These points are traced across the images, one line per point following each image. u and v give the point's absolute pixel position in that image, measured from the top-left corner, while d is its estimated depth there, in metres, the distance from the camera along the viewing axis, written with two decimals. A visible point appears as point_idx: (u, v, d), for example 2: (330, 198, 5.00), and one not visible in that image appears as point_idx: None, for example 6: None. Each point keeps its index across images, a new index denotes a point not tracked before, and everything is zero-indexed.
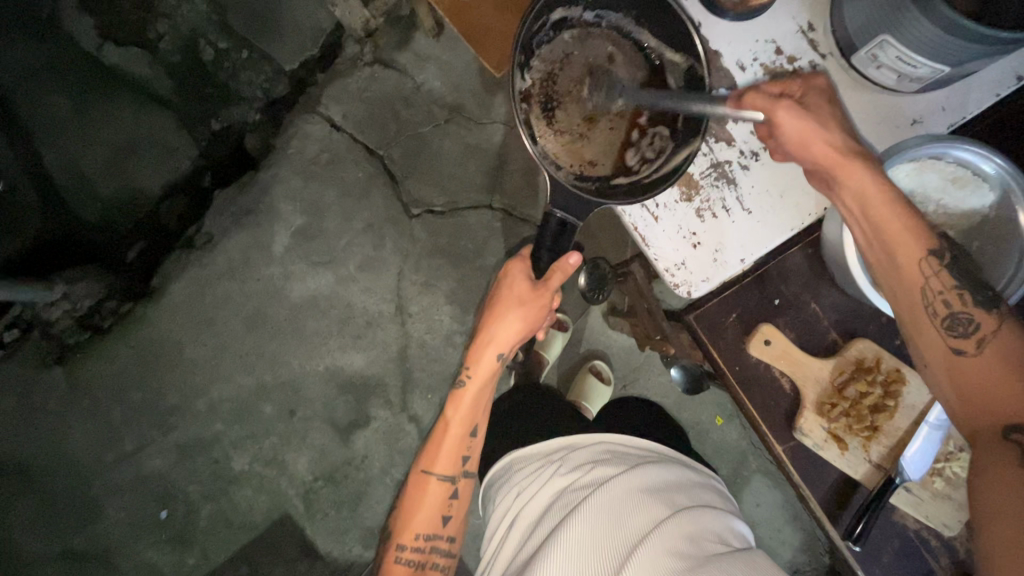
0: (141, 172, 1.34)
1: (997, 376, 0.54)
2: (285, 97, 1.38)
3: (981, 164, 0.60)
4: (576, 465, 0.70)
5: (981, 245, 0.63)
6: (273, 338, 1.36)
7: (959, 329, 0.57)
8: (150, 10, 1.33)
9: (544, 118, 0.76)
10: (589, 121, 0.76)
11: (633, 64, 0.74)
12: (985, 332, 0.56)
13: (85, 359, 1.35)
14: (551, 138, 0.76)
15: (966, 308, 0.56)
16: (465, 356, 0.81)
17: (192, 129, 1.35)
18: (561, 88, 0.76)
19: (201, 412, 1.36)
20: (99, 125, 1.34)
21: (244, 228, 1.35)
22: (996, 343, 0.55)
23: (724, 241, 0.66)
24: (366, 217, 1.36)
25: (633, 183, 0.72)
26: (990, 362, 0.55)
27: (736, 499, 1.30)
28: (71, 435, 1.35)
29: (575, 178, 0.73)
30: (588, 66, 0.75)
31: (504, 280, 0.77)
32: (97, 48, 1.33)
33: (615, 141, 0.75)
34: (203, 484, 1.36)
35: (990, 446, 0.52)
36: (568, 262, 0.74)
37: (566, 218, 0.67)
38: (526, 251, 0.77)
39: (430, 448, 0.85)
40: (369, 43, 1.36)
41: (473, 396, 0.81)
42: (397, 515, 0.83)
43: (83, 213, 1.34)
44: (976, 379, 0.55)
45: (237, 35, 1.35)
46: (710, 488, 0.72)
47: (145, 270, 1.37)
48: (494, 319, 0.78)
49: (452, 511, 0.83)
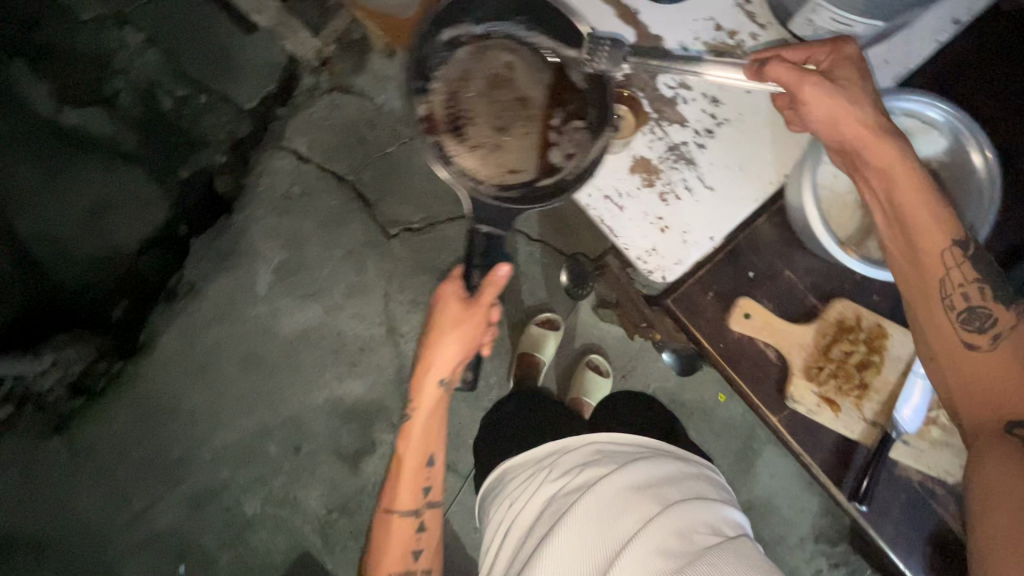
0: (115, 230, 1.31)
1: (1000, 374, 0.59)
2: (250, 135, 1.38)
3: (927, 111, 0.63)
4: (565, 470, 0.69)
5: (943, 191, 0.64)
6: (270, 376, 1.35)
7: (974, 324, 0.59)
8: (105, 67, 1.32)
9: (456, 136, 0.78)
10: (500, 130, 0.78)
11: (533, 68, 0.77)
12: (1000, 328, 0.59)
13: (85, 424, 1.34)
14: (467, 153, 0.78)
15: (980, 303, 0.59)
16: (410, 388, 0.83)
17: (161, 180, 1.33)
18: (468, 105, 0.79)
19: (207, 460, 1.35)
20: (67, 187, 1.30)
21: (225, 271, 1.34)
22: (1010, 338, 0.58)
23: (690, 222, 0.66)
24: (346, 243, 1.35)
25: (556, 181, 0.73)
26: (996, 359, 0.59)
27: (750, 473, 1.30)
28: (80, 503, 1.33)
29: (498, 188, 0.75)
30: (490, 80, 0.79)
31: (438, 308, 0.78)
32: (56, 110, 1.30)
33: (531, 145, 0.77)
34: (219, 533, 1.35)
35: (993, 441, 0.57)
36: (499, 275, 0.70)
37: (491, 230, 0.71)
38: (458, 271, 0.78)
39: (388, 487, 0.86)
40: (324, 71, 1.37)
41: (422, 425, 0.84)
42: (370, 555, 0.85)
43: (60, 278, 1.30)
44: (979, 372, 0.59)
45: (193, 81, 1.34)
46: (703, 478, 0.70)
47: (132, 327, 1.35)
48: (432, 348, 0.79)
49: (422, 544, 0.85)
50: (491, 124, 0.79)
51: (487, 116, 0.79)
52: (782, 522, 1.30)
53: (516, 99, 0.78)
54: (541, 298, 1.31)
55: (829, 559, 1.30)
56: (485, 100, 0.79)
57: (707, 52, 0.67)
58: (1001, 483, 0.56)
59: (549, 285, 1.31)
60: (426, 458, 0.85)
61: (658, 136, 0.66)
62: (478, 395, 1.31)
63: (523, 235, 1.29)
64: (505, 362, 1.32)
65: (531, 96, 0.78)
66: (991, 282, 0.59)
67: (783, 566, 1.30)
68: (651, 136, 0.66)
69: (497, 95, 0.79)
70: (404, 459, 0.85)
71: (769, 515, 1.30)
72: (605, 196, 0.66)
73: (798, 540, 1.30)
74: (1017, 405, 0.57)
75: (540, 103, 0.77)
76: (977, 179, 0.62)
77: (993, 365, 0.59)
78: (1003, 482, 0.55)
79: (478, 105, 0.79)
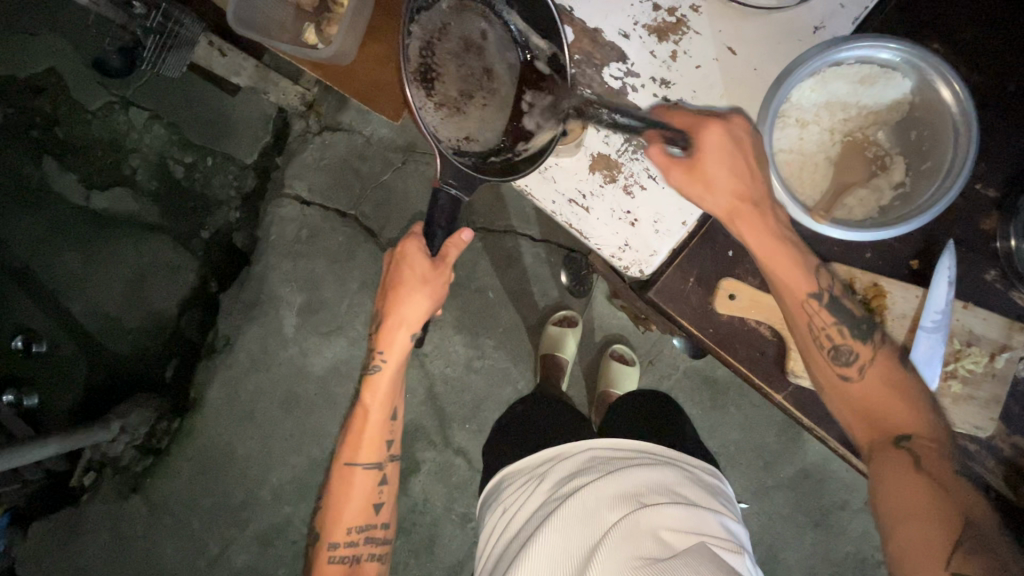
0: (156, 295, 1.40)
1: (888, 396, 0.62)
2: (256, 188, 1.44)
3: (879, 54, 0.63)
4: (555, 481, 0.69)
5: (919, 132, 0.65)
6: (312, 413, 1.41)
7: (843, 357, 0.63)
8: (120, 149, 1.39)
9: (424, 88, 0.73)
10: (465, 95, 0.75)
11: (503, 45, 0.75)
12: (865, 361, 0.63)
13: (156, 481, 1.40)
14: (431, 111, 0.74)
15: (851, 340, 0.63)
16: (376, 339, 0.79)
17: (186, 244, 1.41)
18: (438, 59, 0.74)
19: (268, 499, 1.41)
20: (109, 263, 1.40)
21: (255, 321, 1.40)
22: (875, 367, 0.63)
23: (658, 211, 0.70)
24: (359, 276, 1.40)
25: (506, 160, 0.73)
26: (871, 384, 0.63)
27: (797, 441, 1.25)
28: (162, 554, 1.39)
29: (454, 150, 0.72)
30: (463, 42, 0.75)
31: (403, 261, 0.74)
32: (86, 198, 1.39)
33: (491, 119, 0.75)
34: (292, 566, 1.41)
35: (887, 454, 0.59)
36: (462, 237, 0.73)
37: (458, 193, 0.68)
38: (419, 228, 0.75)
39: (349, 438, 0.84)
40: (312, 114, 1.42)
41: (389, 379, 0.81)
42: (327, 513, 0.83)
43: (117, 348, 1.40)
44: (870, 400, 0.62)
45: (196, 146, 1.40)
46: (696, 485, 0.68)
47: (182, 386, 1.42)
48: (399, 301, 0.76)
49: (382, 498, 0.85)
50: (459, 85, 0.75)
51: (456, 77, 0.75)
52: (841, 487, 1.25)
53: (484, 70, 0.75)
54: (554, 296, 1.31)
55: None
56: (457, 59, 0.75)
57: (650, 35, 0.68)
58: (900, 495, 0.57)
59: (559, 283, 1.31)
60: (389, 412, 0.84)
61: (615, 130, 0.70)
62: (509, 402, 1.32)
63: (525, 237, 1.31)
64: (530, 366, 1.32)
65: (500, 69, 0.75)
66: (851, 320, 0.64)
67: (847, 533, 1.25)
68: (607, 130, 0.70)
69: (467, 59, 0.75)
70: (369, 412, 0.83)
71: (826, 481, 1.25)
72: (569, 201, 0.72)
73: (862, 504, 1.25)
74: (906, 421, 0.60)
75: (507, 80, 0.76)
76: (951, 117, 0.63)
77: (877, 389, 0.62)
78: (897, 493, 0.57)
79: (449, 63, 0.75)
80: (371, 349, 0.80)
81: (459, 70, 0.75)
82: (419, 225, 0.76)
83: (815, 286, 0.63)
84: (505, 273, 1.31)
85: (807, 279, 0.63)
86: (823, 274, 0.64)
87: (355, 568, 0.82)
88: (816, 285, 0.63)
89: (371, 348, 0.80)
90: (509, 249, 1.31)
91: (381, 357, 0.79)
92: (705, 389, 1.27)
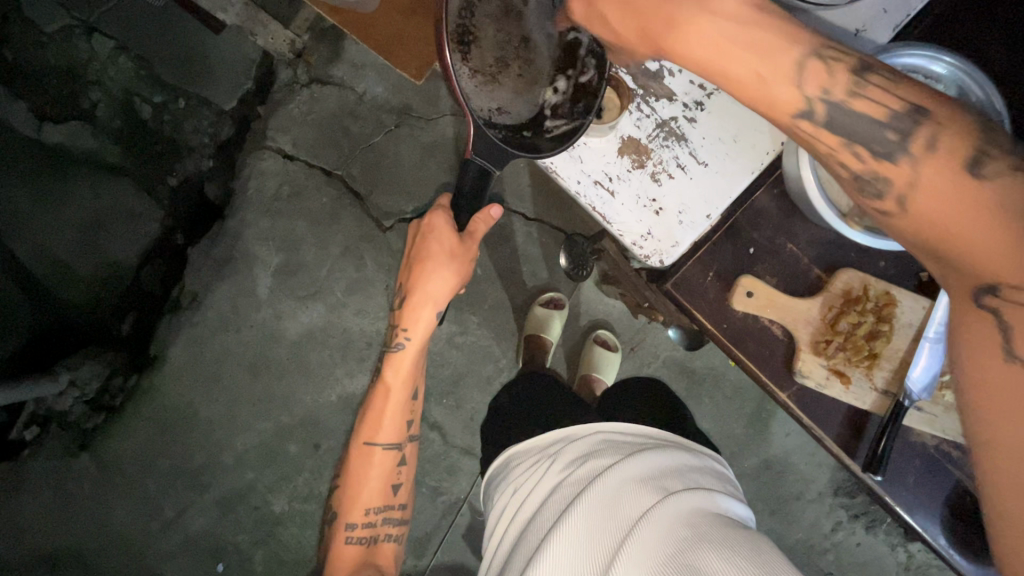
0: (113, 243, 1.27)
1: (970, 224, 0.43)
2: (234, 137, 1.33)
3: (931, 66, 0.64)
4: (568, 460, 0.70)
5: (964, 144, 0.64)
6: (282, 378, 1.34)
7: (873, 190, 0.51)
8: (79, 79, 1.26)
9: (460, 51, 0.71)
10: (501, 61, 0.73)
11: (543, 14, 0.73)
12: (903, 187, 0.49)
13: (108, 441, 1.31)
14: (466, 76, 0.71)
15: (876, 163, 0.50)
16: (400, 313, 0.81)
17: (151, 190, 1.29)
18: (477, 20, 0.72)
19: (230, 464, 1.34)
20: (64, 206, 1.25)
21: (225, 280, 1.32)
22: (920, 191, 0.48)
23: (680, 200, 0.71)
24: (342, 239, 1.33)
25: (537, 135, 0.71)
26: (924, 208, 0.47)
27: (765, 434, 1.31)
28: (114, 515, 1.32)
29: (484, 121, 0.70)
30: (504, 5, 0.72)
31: (429, 234, 0.74)
32: (37, 130, 1.24)
33: (524, 91, 0.74)
34: (251, 532, 1.34)
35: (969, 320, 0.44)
36: (490, 213, 0.74)
37: (485, 164, 0.65)
38: (445, 200, 0.75)
39: (369, 419, 0.87)
40: (301, 63, 1.32)
41: (411, 357, 0.82)
42: (344, 498, 0.88)
43: (68, 296, 1.26)
44: (954, 223, 0.45)
45: (168, 85, 1.28)
46: (707, 472, 0.70)
47: (140, 341, 1.32)
48: (422, 277, 0.77)
49: (401, 478, 0.88)
50: (495, 50, 0.73)
51: (493, 44, 0.73)
52: (800, 478, 1.31)
53: (522, 37, 0.73)
54: (543, 278, 1.30)
55: (848, 511, 1.31)
56: (496, 24, 0.72)
57: None
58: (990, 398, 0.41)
59: (550, 264, 1.30)
60: (410, 390, 0.86)
61: (647, 115, 0.71)
62: (489, 379, 1.31)
63: (519, 216, 1.28)
64: (513, 346, 1.31)
65: (537, 38, 0.73)
66: (867, 126, 0.50)
67: (801, 523, 1.32)
68: (639, 114, 0.71)
69: (506, 25, 0.73)
70: (390, 389, 0.85)
71: (786, 473, 1.31)
72: (595, 182, 0.71)
73: (816, 495, 1.31)
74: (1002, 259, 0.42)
75: (544, 51, 0.73)
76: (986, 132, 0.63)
77: (943, 217, 0.45)
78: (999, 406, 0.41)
79: (488, 26, 0.72)
80: (395, 325, 0.81)
81: (496, 35, 0.73)
82: (444, 198, 0.76)
83: (800, 97, 0.51)
84: (495, 250, 1.28)
85: (788, 90, 0.51)
86: (815, 67, 0.50)
87: (373, 545, 0.87)
88: (798, 95, 0.51)
89: (394, 324, 0.82)
90: (501, 226, 1.28)
91: (404, 334, 0.80)
92: (682, 379, 1.30)
